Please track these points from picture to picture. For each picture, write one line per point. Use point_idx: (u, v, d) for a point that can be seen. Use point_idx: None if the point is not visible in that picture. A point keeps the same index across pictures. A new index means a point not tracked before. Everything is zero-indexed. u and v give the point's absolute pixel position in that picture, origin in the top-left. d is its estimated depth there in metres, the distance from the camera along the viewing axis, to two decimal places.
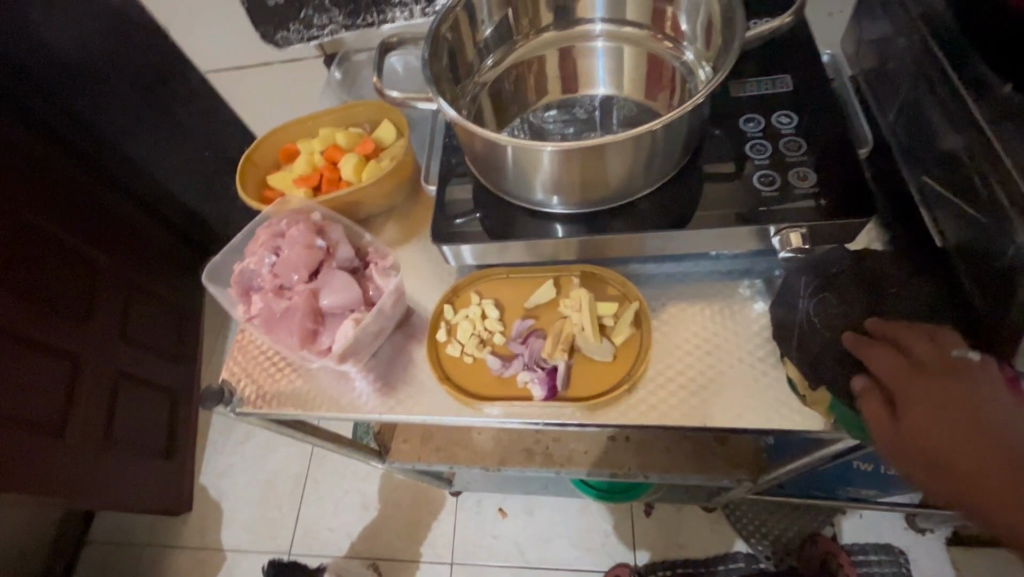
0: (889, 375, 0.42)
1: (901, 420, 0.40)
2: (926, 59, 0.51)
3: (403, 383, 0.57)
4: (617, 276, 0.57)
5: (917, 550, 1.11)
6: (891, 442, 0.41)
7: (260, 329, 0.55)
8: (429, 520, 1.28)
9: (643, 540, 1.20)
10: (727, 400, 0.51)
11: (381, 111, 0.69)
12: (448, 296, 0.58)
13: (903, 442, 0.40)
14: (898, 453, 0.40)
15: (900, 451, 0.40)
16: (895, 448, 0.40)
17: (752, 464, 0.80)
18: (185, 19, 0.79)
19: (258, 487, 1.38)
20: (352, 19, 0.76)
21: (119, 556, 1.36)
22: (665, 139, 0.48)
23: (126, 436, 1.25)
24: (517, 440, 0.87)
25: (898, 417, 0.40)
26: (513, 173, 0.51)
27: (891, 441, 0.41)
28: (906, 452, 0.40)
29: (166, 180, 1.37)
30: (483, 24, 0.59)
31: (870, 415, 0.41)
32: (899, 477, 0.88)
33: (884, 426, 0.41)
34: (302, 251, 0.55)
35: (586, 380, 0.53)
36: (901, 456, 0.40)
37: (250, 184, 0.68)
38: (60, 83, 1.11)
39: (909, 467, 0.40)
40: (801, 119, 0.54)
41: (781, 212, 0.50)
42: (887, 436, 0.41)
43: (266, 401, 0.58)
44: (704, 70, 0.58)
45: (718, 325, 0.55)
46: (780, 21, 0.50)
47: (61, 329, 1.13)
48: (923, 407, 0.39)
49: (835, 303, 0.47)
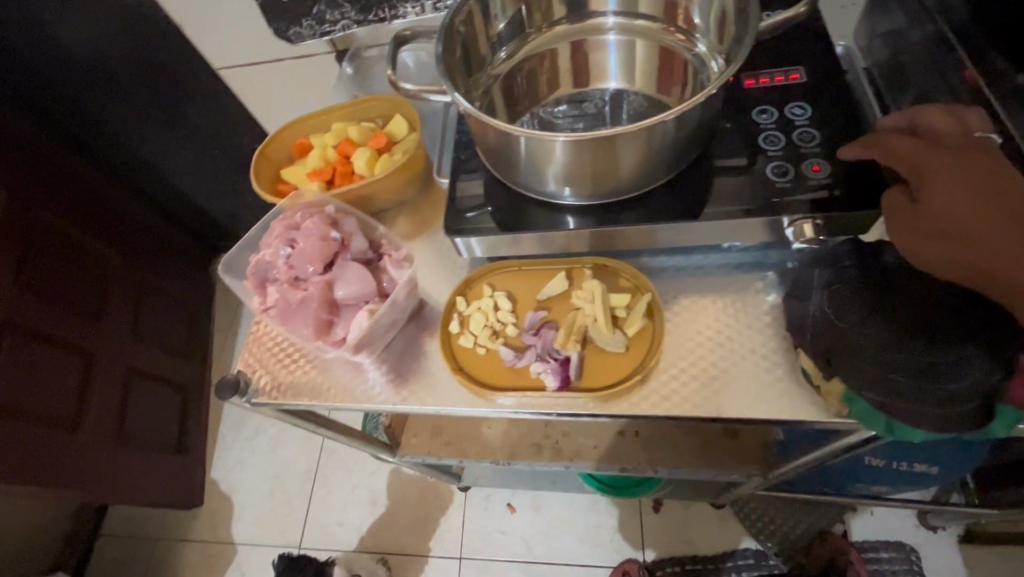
0: (909, 156, 0.44)
1: (921, 195, 0.42)
2: (943, 50, 0.51)
3: (416, 374, 0.57)
4: (629, 268, 0.57)
5: (929, 548, 1.10)
6: (907, 221, 0.43)
7: (276, 320, 0.56)
8: (437, 515, 1.29)
9: (651, 536, 1.20)
10: (740, 391, 0.51)
11: (394, 105, 0.70)
12: (460, 288, 0.58)
13: (919, 214, 0.42)
14: (911, 227, 0.42)
15: (914, 226, 0.42)
16: (909, 228, 0.42)
17: (763, 459, 0.79)
18: (198, 15, 0.80)
19: (268, 482, 1.40)
20: (363, 15, 0.77)
21: (131, 549, 1.38)
22: (678, 129, 0.48)
23: (139, 430, 1.27)
24: (527, 434, 0.87)
25: (918, 194, 0.43)
26: (525, 164, 0.51)
27: (908, 222, 0.42)
28: (921, 225, 0.42)
29: (178, 177, 1.38)
30: (496, 18, 0.59)
31: (892, 205, 0.44)
32: (911, 473, 0.87)
33: (904, 205, 0.43)
34: (317, 242, 0.56)
35: (599, 371, 0.53)
36: (916, 240, 0.42)
37: (264, 178, 0.69)
38: (73, 81, 1.13)
39: (923, 244, 0.42)
40: (814, 111, 0.54)
41: (794, 203, 0.50)
42: (906, 215, 0.43)
43: (281, 392, 0.58)
44: (716, 63, 0.58)
45: (731, 317, 0.55)
46: (794, 12, 0.50)
47: (75, 324, 1.15)
48: (941, 178, 0.41)
49: (848, 294, 0.46)
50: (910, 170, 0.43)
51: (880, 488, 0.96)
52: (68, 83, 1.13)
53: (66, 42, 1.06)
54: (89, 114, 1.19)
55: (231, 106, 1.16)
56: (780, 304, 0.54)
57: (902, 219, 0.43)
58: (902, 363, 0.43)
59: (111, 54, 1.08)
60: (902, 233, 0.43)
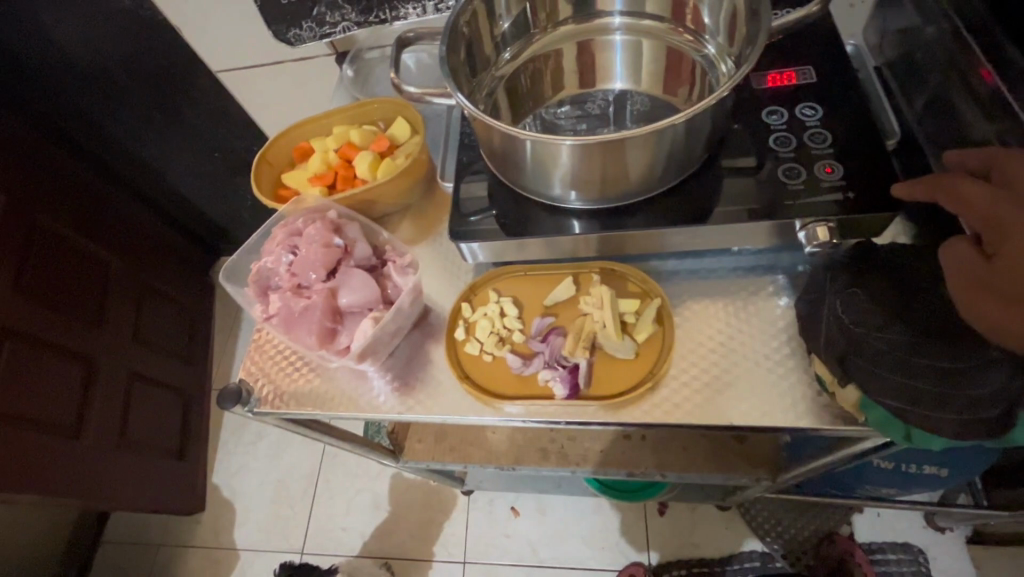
0: (985, 209, 0.41)
1: (993, 252, 0.40)
2: (957, 48, 0.50)
3: (421, 382, 0.56)
4: (638, 272, 0.56)
5: (937, 549, 1.09)
6: (973, 275, 0.41)
7: (279, 328, 0.55)
8: (441, 519, 1.28)
9: (657, 538, 1.19)
10: (752, 398, 0.50)
11: (396, 108, 0.69)
12: (466, 294, 0.58)
13: (989, 273, 0.40)
14: (973, 283, 0.41)
15: (979, 282, 0.40)
16: (975, 284, 0.40)
17: (771, 463, 0.79)
18: (197, 19, 0.79)
19: (270, 487, 1.39)
20: (364, 16, 0.76)
21: (133, 555, 1.37)
22: (688, 132, 0.47)
23: (140, 436, 1.26)
24: (532, 439, 0.86)
25: (992, 250, 0.40)
26: (532, 167, 0.50)
27: (973, 276, 0.41)
28: (989, 283, 0.40)
29: (177, 181, 1.37)
30: (502, 18, 0.58)
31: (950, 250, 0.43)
32: (921, 475, 0.86)
33: (970, 261, 0.41)
34: (320, 249, 0.55)
35: (608, 378, 0.52)
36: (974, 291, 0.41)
37: (265, 183, 0.68)
38: (70, 85, 1.12)
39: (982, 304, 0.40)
40: (825, 111, 0.53)
41: (806, 206, 0.49)
42: (973, 270, 0.41)
43: (284, 401, 0.57)
44: (726, 65, 0.57)
45: (742, 321, 0.54)
46: (806, 10, 0.49)
47: (75, 330, 1.13)
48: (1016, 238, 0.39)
49: (865, 298, 0.45)
50: (983, 224, 0.41)
51: (888, 491, 0.95)
52: (66, 87, 1.12)
53: (62, 46, 1.05)
54: (87, 118, 1.18)
55: (230, 108, 1.15)
56: (792, 308, 0.53)
57: (965, 274, 0.41)
58: (922, 369, 0.42)
59: (109, 58, 1.06)
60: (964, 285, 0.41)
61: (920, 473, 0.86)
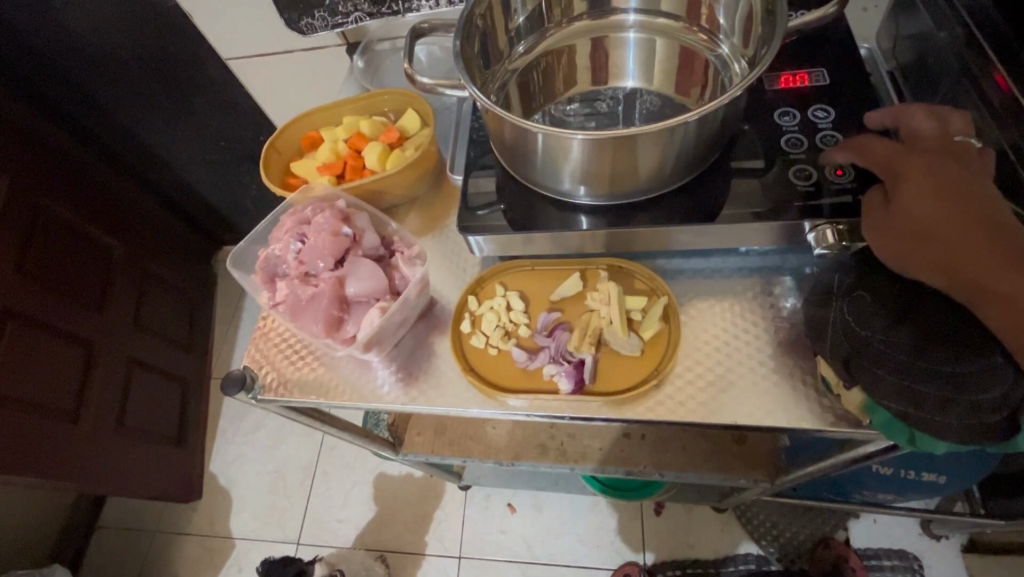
0: (883, 154, 0.45)
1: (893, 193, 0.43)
2: (972, 54, 0.50)
3: (425, 373, 0.56)
4: (646, 270, 0.56)
5: (932, 556, 1.09)
6: (880, 222, 0.43)
7: (285, 315, 0.55)
8: (437, 513, 1.28)
9: (653, 539, 1.19)
10: (756, 398, 0.50)
11: (406, 100, 0.69)
12: (471, 287, 0.58)
13: (893, 214, 0.42)
14: (883, 227, 0.43)
15: (886, 228, 0.43)
16: (885, 230, 0.43)
17: (772, 465, 0.78)
18: (209, 6, 0.78)
19: (267, 476, 1.39)
20: (377, 7, 0.75)
21: (128, 542, 1.37)
22: (700, 130, 0.47)
23: (138, 423, 1.26)
24: (531, 435, 0.86)
25: (892, 192, 0.43)
26: (541, 161, 0.50)
27: (880, 222, 0.43)
28: (893, 227, 0.42)
29: (182, 169, 1.37)
30: (517, 12, 0.58)
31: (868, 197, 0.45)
32: (918, 481, 0.87)
33: (878, 207, 0.44)
34: (329, 238, 0.55)
35: (612, 374, 0.53)
36: (888, 237, 0.43)
37: (273, 171, 0.68)
38: (76, 69, 1.11)
39: (896, 246, 0.42)
40: (838, 114, 0.53)
41: (816, 208, 0.49)
42: (879, 216, 0.43)
43: (287, 390, 0.57)
44: (739, 66, 0.57)
45: (749, 322, 0.54)
46: (824, 10, 0.49)
47: (77, 315, 1.13)
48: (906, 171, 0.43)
49: (870, 302, 0.45)
50: (883, 169, 0.44)
51: (885, 496, 0.96)
52: (75, 71, 1.12)
53: (70, 29, 1.04)
54: (94, 103, 1.18)
55: (238, 97, 1.15)
56: (798, 310, 0.53)
57: (879, 218, 0.43)
58: (925, 372, 0.42)
59: (117, 43, 1.06)
60: (878, 233, 0.43)
61: (919, 480, 0.87)
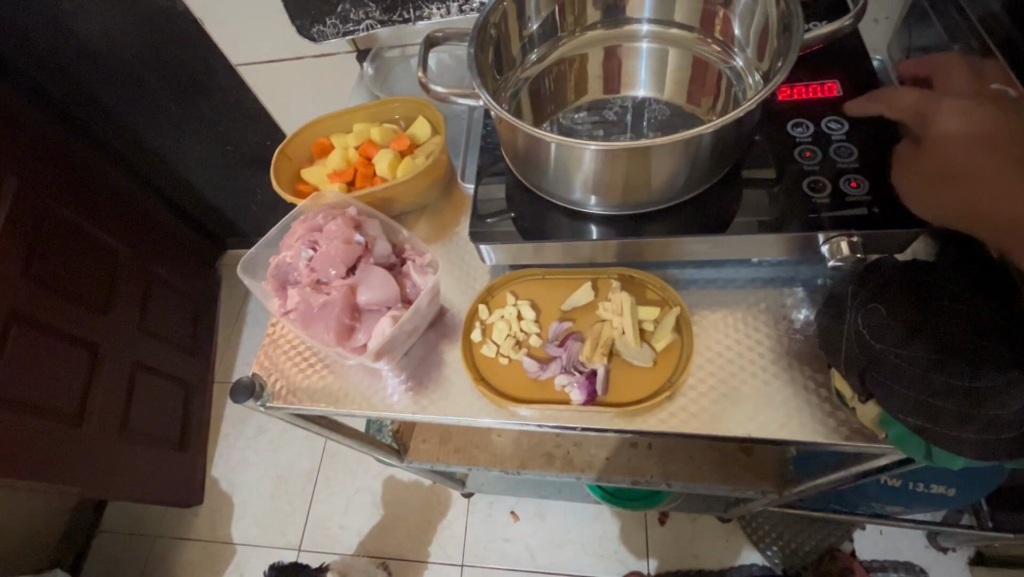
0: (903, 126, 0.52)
1: (926, 149, 0.50)
2: (987, 69, 0.50)
3: (435, 382, 0.56)
4: (657, 280, 0.56)
5: (939, 569, 1.08)
6: (917, 171, 0.49)
7: (296, 323, 0.54)
8: (440, 521, 1.27)
9: (656, 548, 1.18)
10: (770, 410, 0.50)
11: (417, 107, 0.69)
12: (482, 296, 0.57)
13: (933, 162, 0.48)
14: (927, 175, 0.48)
15: (926, 175, 0.48)
16: (926, 178, 0.48)
17: (779, 476, 0.78)
18: (221, 14, 0.79)
19: (270, 481, 1.38)
20: (388, 15, 0.76)
21: (129, 545, 1.36)
22: (715, 143, 0.47)
23: (141, 426, 1.25)
24: (537, 444, 0.86)
25: (922, 150, 0.50)
26: (555, 171, 0.50)
27: (920, 174, 0.49)
28: (936, 173, 0.48)
29: (189, 173, 1.37)
30: (530, 20, 0.58)
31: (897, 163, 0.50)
32: (926, 494, 0.86)
33: (909, 163, 0.50)
34: (340, 245, 0.55)
35: (625, 385, 0.52)
36: (923, 185, 0.48)
37: (284, 178, 0.68)
38: (86, 73, 1.12)
39: (948, 189, 0.47)
40: (851, 126, 0.53)
41: (829, 221, 0.49)
42: (914, 168, 0.49)
43: (297, 397, 0.57)
44: (752, 77, 0.57)
45: (761, 333, 0.54)
46: (838, 24, 0.48)
47: (83, 318, 1.14)
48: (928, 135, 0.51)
49: (885, 314, 0.44)
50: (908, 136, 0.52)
51: (893, 508, 0.95)
52: (84, 74, 1.12)
53: (81, 32, 1.04)
54: (103, 108, 1.19)
55: (246, 102, 1.16)
56: (810, 322, 0.53)
57: (914, 170, 0.49)
58: (943, 387, 0.41)
59: (125, 47, 1.06)
60: (920, 183, 0.48)
61: (927, 492, 0.86)
